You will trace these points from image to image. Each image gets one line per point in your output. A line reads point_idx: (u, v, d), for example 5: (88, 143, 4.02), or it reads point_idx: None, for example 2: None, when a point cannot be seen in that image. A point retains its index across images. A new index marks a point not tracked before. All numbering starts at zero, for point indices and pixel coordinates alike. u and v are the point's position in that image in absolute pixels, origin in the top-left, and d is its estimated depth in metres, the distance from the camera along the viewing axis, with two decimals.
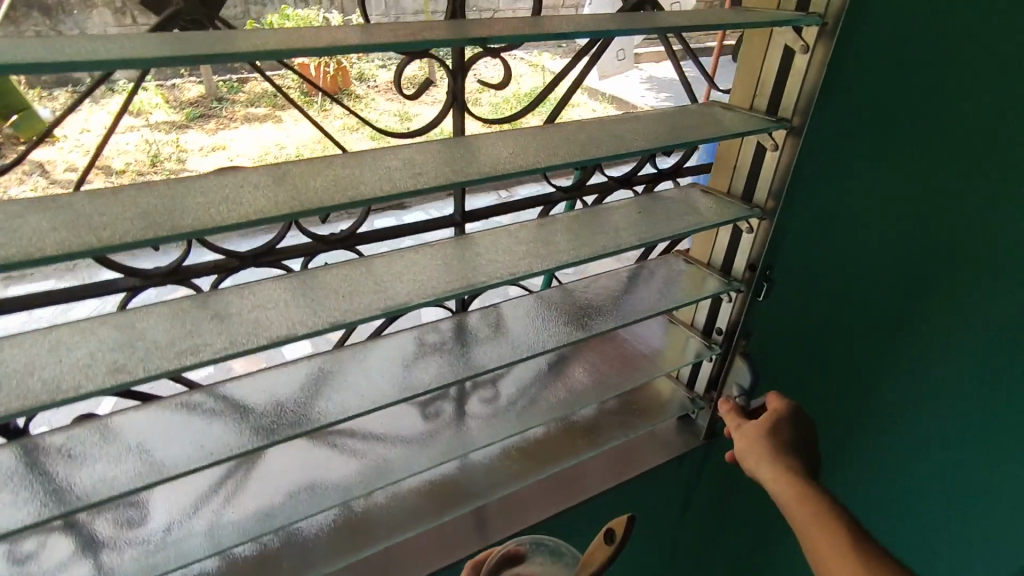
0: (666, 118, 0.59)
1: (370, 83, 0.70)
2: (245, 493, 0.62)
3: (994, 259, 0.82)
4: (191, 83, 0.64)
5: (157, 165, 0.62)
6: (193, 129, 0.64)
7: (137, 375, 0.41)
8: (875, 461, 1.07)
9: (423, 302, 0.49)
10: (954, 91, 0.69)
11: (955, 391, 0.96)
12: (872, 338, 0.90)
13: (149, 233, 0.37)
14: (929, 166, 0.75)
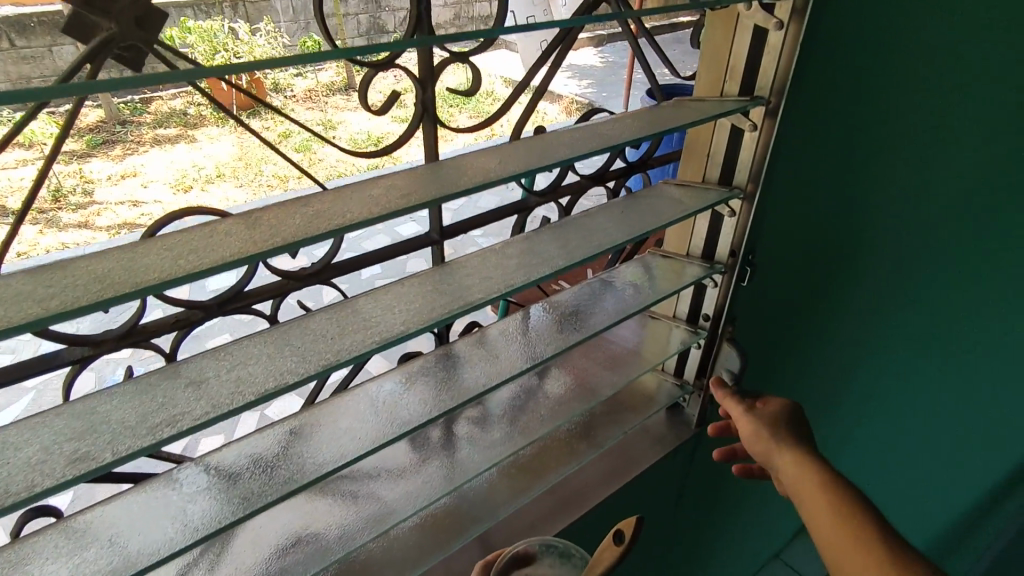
0: (646, 115, 0.60)
1: (287, 93, 0.72)
2: (234, 566, 0.55)
3: (938, 241, 0.93)
4: (91, 108, 0.57)
5: (58, 200, 0.68)
6: (97, 157, 0.60)
7: (107, 460, 0.34)
8: (882, 406, 1.16)
9: (422, 331, 0.45)
10: (936, 95, 0.76)
11: (903, 354, 1.08)
12: (879, 299, 0.96)
13: (109, 296, 0.31)
14: (907, 161, 0.81)
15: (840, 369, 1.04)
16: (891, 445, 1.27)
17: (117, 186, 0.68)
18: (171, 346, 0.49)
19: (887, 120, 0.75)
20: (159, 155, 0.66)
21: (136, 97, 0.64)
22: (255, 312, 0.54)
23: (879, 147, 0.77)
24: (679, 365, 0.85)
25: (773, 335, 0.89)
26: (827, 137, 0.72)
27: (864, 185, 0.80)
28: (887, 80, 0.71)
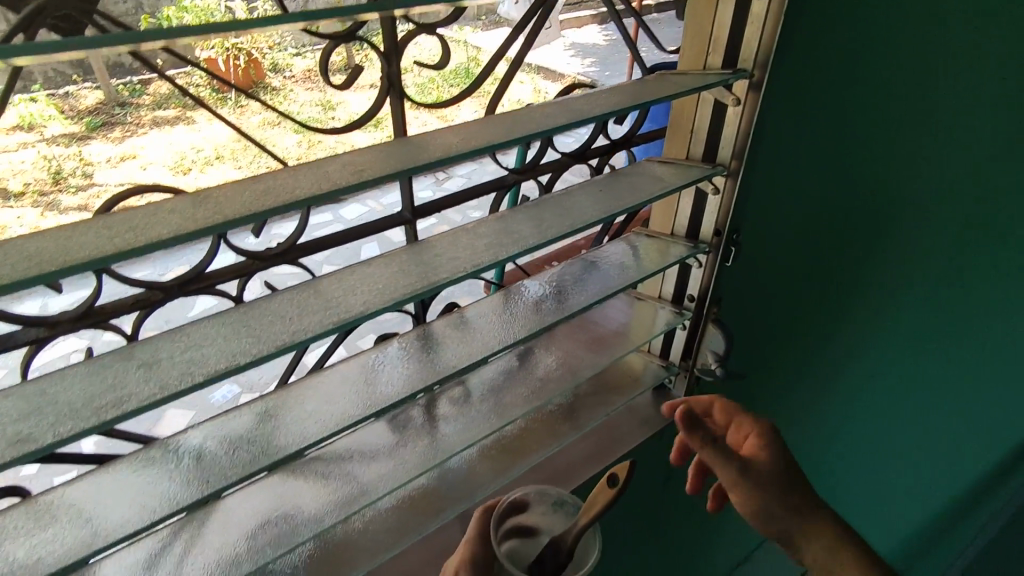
0: (625, 89, 0.58)
1: (286, 74, 0.66)
2: (205, 548, 0.55)
3: (929, 236, 0.92)
4: (88, 90, 0.61)
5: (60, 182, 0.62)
6: (96, 139, 0.62)
7: (49, 443, 0.34)
8: (876, 396, 1.15)
9: (383, 311, 0.44)
10: (929, 81, 0.75)
11: (893, 347, 1.07)
12: (874, 286, 0.95)
13: (42, 274, 0.30)
14: (896, 150, 0.80)
15: (826, 357, 1.03)
16: (883, 441, 1.25)
17: (117, 167, 0.64)
18: (132, 328, 0.48)
19: (877, 106, 0.74)
20: (158, 134, 0.63)
21: (135, 78, 0.61)
22: (220, 294, 0.53)
23: (868, 133, 0.76)
24: (665, 346, 0.84)
25: (757, 321, 0.88)
26: (813, 119, 0.70)
27: (851, 171, 0.79)
28: (877, 63, 0.70)
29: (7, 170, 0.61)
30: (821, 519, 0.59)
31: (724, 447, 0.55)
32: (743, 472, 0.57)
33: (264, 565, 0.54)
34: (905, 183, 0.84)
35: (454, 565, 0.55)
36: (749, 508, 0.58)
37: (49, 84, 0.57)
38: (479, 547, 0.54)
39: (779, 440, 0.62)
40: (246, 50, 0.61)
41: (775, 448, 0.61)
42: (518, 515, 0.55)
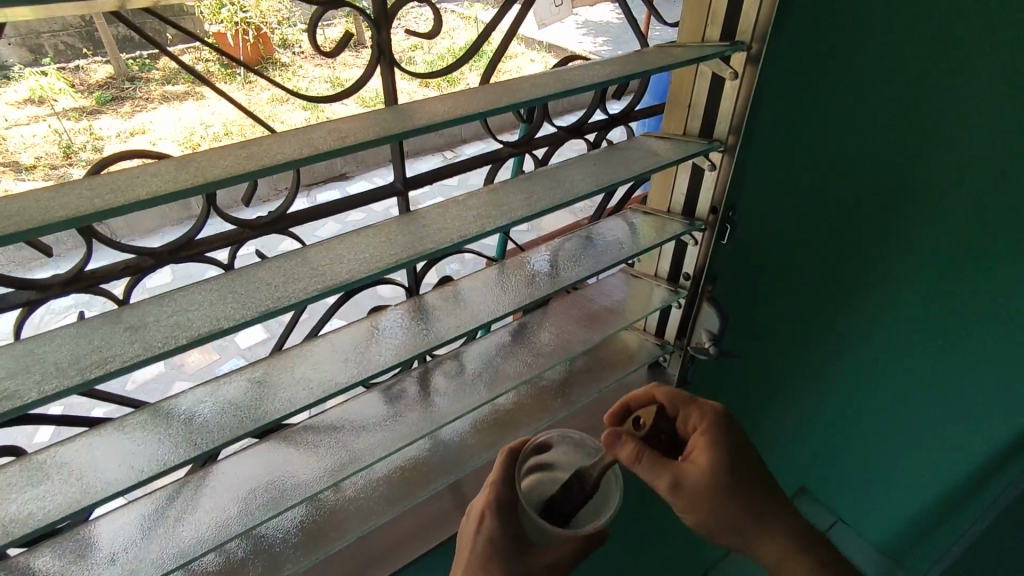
0: (618, 60, 0.57)
1: (295, 49, 0.63)
2: (197, 510, 0.56)
3: (931, 223, 0.92)
4: (99, 63, 0.56)
5: (72, 158, 0.56)
6: (106, 115, 0.57)
7: (33, 399, 0.35)
8: (870, 379, 1.16)
9: (369, 278, 0.45)
10: (930, 67, 0.74)
11: (891, 331, 1.08)
12: (866, 271, 0.96)
13: (26, 231, 0.31)
14: (897, 136, 0.80)
15: (822, 338, 1.05)
16: (875, 426, 1.26)
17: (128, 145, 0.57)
18: (123, 293, 0.49)
19: (874, 92, 0.74)
20: (168, 111, 0.60)
21: (145, 50, 0.56)
22: (212, 261, 0.53)
23: (867, 118, 0.76)
24: (660, 324, 0.84)
25: (752, 302, 0.88)
26: (811, 101, 0.70)
27: (849, 157, 0.80)
28: (878, 43, 0.69)
29: (17, 144, 0.55)
30: (758, 513, 0.63)
31: (652, 467, 0.59)
32: (675, 487, 0.61)
33: (255, 526, 0.55)
34: (898, 170, 0.84)
35: (482, 503, 0.61)
36: (688, 512, 0.63)
37: (60, 56, 0.55)
38: (505, 488, 0.60)
39: (722, 437, 0.63)
40: (256, 25, 0.59)
41: (716, 448, 0.62)
42: (541, 455, 0.62)
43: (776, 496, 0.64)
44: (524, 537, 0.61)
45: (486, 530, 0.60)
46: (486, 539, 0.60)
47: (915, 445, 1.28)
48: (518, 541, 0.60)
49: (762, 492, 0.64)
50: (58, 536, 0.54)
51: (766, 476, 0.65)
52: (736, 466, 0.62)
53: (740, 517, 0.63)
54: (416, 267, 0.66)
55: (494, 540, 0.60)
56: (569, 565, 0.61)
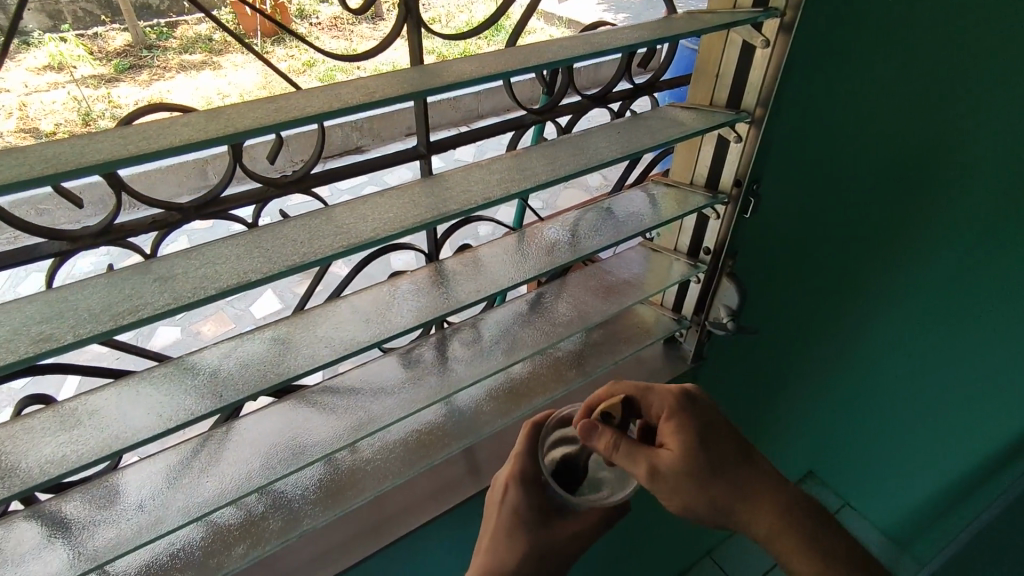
0: (647, 25, 0.56)
1: (312, 20, 0.63)
2: (218, 463, 0.57)
3: (953, 210, 0.91)
4: (116, 31, 0.57)
5: (90, 124, 0.54)
6: (125, 84, 0.57)
7: (66, 342, 0.35)
8: (882, 369, 1.16)
9: (394, 236, 0.45)
10: (959, 53, 0.73)
11: (908, 320, 1.07)
12: (880, 263, 0.96)
13: (63, 172, 0.31)
14: (920, 126, 0.79)
15: (838, 324, 1.04)
16: (886, 416, 1.27)
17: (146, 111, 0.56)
18: (150, 248, 0.50)
19: (903, 79, 0.73)
20: (185, 81, 0.57)
21: (162, 18, 0.58)
22: (237, 220, 0.54)
23: (895, 104, 0.75)
24: (678, 300, 0.84)
25: (771, 281, 0.87)
26: (841, 78, 0.68)
27: (875, 145, 0.79)
28: (914, 19, 0.67)
29: (38, 111, 0.53)
30: (745, 494, 0.60)
31: (632, 452, 0.57)
32: (652, 476, 0.58)
33: (274, 482, 0.56)
34: (916, 164, 0.84)
35: (505, 474, 0.64)
36: (672, 499, 0.60)
37: (78, 23, 0.55)
38: (527, 461, 0.62)
39: (691, 417, 0.61)
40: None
41: (686, 428, 0.60)
42: (563, 428, 0.62)
43: (761, 473, 0.62)
44: (547, 508, 0.64)
45: (510, 502, 0.63)
46: (510, 510, 0.63)
47: (924, 434, 1.28)
48: (542, 511, 0.64)
49: (744, 469, 0.61)
50: (85, 483, 0.56)
51: (746, 454, 0.62)
52: (711, 445, 0.60)
53: (725, 499, 0.60)
54: (436, 232, 0.66)
55: (519, 511, 0.63)
56: (593, 535, 0.65)
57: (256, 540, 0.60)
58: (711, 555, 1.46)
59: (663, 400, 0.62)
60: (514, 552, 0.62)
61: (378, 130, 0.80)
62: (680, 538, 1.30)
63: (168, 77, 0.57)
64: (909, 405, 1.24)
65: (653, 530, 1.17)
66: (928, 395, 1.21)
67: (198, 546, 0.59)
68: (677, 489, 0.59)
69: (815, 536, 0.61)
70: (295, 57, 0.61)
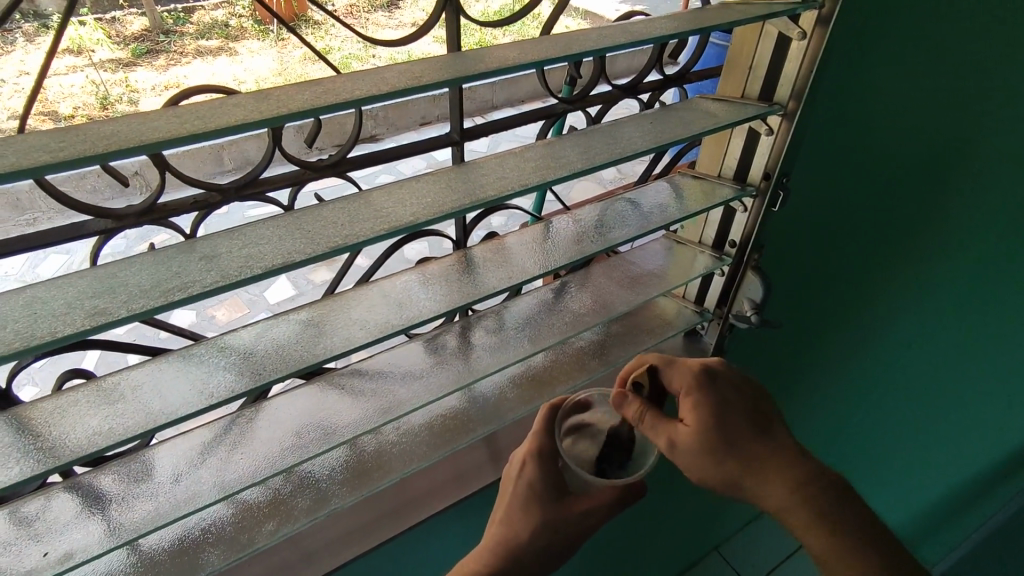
0: (683, 16, 0.56)
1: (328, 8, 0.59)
2: (249, 441, 0.58)
3: (979, 205, 0.90)
4: (134, 15, 0.54)
5: (108, 109, 0.54)
6: (142, 68, 0.55)
7: (120, 316, 0.36)
8: (901, 369, 1.15)
9: (432, 221, 0.46)
10: (992, 46, 0.71)
11: (928, 319, 1.06)
12: (903, 259, 0.95)
13: (125, 148, 0.32)
14: (953, 119, 0.78)
15: (859, 321, 1.03)
16: (903, 416, 1.26)
17: (163, 96, 0.55)
18: (190, 228, 0.51)
19: (933, 72, 0.72)
20: (202, 66, 0.57)
21: (179, 3, 0.56)
22: (273, 202, 0.54)
23: (925, 98, 0.74)
24: (700, 292, 0.84)
25: (794, 275, 0.87)
26: (873, 72, 0.68)
27: (903, 139, 0.78)
28: (953, 12, 0.66)
29: (57, 93, 0.51)
30: (765, 470, 0.59)
31: (655, 424, 0.58)
32: (671, 448, 0.59)
33: (303, 462, 0.57)
34: (946, 158, 0.82)
35: (524, 450, 0.64)
36: (692, 472, 0.61)
37: (97, 7, 0.52)
38: (546, 441, 0.63)
39: (711, 393, 0.61)
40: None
41: (705, 404, 0.60)
42: (580, 414, 0.63)
43: (783, 451, 0.61)
44: (562, 484, 0.64)
45: (527, 475, 0.63)
46: (526, 484, 0.63)
47: (941, 432, 1.28)
48: (557, 487, 0.64)
49: (765, 444, 0.60)
50: (120, 458, 0.57)
51: (769, 431, 0.61)
52: (730, 421, 0.60)
53: (744, 475, 0.59)
54: (464, 219, 0.67)
55: (534, 485, 0.63)
56: (607, 514, 0.64)
57: (285, 517, 0.61)
58: (720, 551, 1.46)
59: (683, 376, 0.62)
60: (526, 524, 0.63)
61: (392, 117, 0.73)
62: (691, 530, 1.31)
63: (186, 62, 0.56)
64: (925, 404, 1.23)
65: (665, 521, 1.18)
66: (945, 394, 1.21)
67: (228, 521, 0.60)
68: (698, 461, 0.59)
69: (833, 517, 0.60)
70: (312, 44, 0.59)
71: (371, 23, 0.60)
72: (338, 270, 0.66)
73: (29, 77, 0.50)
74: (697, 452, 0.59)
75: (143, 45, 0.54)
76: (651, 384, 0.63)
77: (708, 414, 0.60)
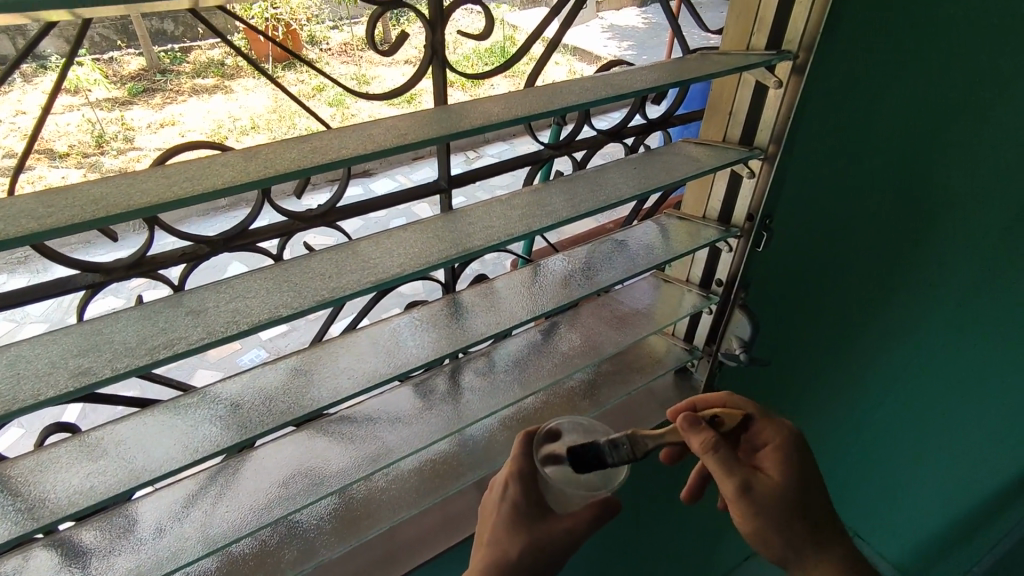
0: (662, 67, 0.58)
1: (323, 47, 0.61)
2: (235, 492, 0.58)
3: (971, 222, 0.89)
4: (132, 55, 0.56)
5: (102, 146, 0.56)
6: (139, 105, 0.57)
7: (106, 376, 0.36)
8: (893, 394, 1.14)
9: (416, 273, 0.46)
10: (992, 55, 0.72)
11: (921, 340, 1.06)
12: (895, 272, 0.93)
13: (114, 214, 0.32)
14: (958, 123, 0.78)
15: (856, 333, 1.01)
16: (893, 445, 1.26)
17: (158, 134, 0.57)
18: (178, 280, 0.51)
19: (949, 73, 0.72)
20: (197, 104, 0.58)
21: (177, 43, 0.57)
22: (262, 252, 0.55)
23: (934, 96, 0.74)
24: (689, 331, 0.84)
25: (788, 294, 0.86)
26: (879, 74, 0.68)
27: (913, 138, 0.77)
28: (925, 54, 0.69)
29: (51, 132, 0.53)
30: (819, 540, 0.60)
31: (730, 463, 0.57)
32: (744, 492, 0.58)
33: (290, 514, 0.56)
34: (947, 163, 0.82)
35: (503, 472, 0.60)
36: (747, 526, 0.60)
37: (95, 50, 0.54)
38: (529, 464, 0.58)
39: (798, 454, 0.62)
40: (285, 21, 0.57)
41: (790, 463, 0.61)
42: (551, 444, 0.60)
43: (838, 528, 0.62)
44: (543, 503, 0.59)
45: (509, 496, 0.59)
46: (509, 505, 0.58)
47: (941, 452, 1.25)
48: (540, 506, 0.59)
49: (827, 517, 0.61)
50: (104, 512, 0.56)
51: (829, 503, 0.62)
52: (809, 486, 0.61)
53: (807, 541, 0.60)
54: (454, 264, 0.67)
55: (518, 506, 0.58)
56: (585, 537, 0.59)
57: (272, 570, 0.60)
58: None
59: (777, 431, 0.63)
60: (514, 542, 0.56)
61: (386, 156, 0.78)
62: (688, 568, 1.29)
63: (179, 99, 0.57)
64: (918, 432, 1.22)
65: (662, 561, 1.16)
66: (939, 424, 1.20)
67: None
68: (767, 518, 0.59)
69: None
70: (305, 82, 0.60)
71: (362, 71, 0.62)
72: (326, 319, 0.65)
73: (25, 116, 0.53)
74: (768, 509, 0.59)
75: (144, 92, 0.57)
76: (731, 425, 0.61)
77: (789, 474, 0.61)
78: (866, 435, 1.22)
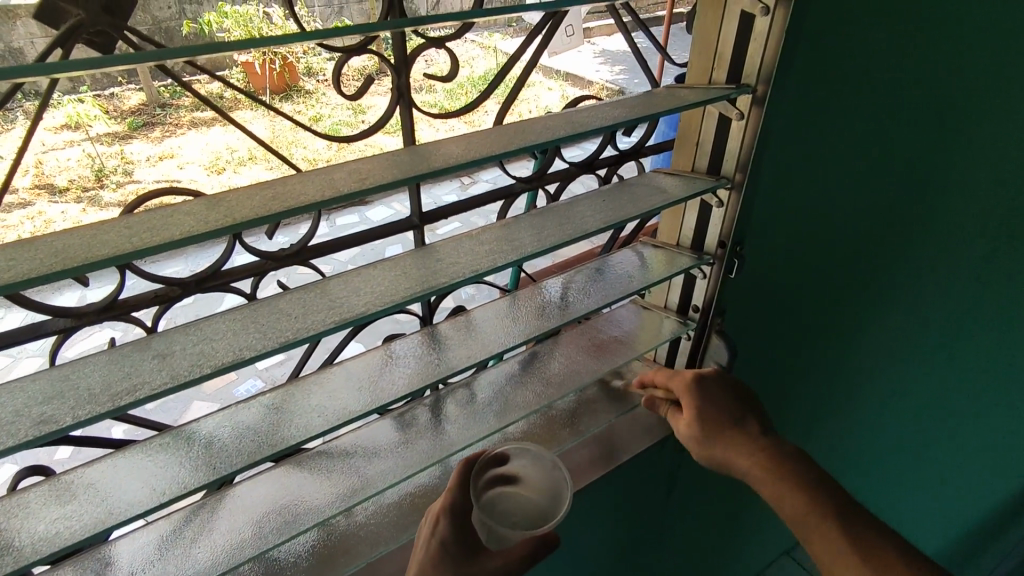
0: (627, 102, 0.59)
1: (319, 77, 0.65)
2: (210, 532, 0.57)
3: (966, 225, 0.90)
4: (132, 90, 0.59)
5: (102, 180, 0.60)
6: (138, 139, 0.60)
7: (68, 422, 0.37)
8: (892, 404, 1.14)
9: (383, 311, 0.47)
10: (979, 62, 0.73)
11: (919, 347, 1.05)
12: (891, 280, 0.93)
13: (73, 266, 0.33)
14: (953, 124, 0.78)
15: (854, 341, 1.00)
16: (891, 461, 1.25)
17: (157, 166, 0.60)
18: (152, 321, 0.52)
19: (941, 75, 0.73)
20: (196, 136, 0.61)
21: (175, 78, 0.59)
22: (237, 290, 0.56)
23: (929, 95, 0.74)
24: (671, 356, 0.85)
25: (774, 305, 0.87)
26: (847, 94, 0.69)
27: (903, 142, 0.77)
28: (889, 81, 0.70)
29: (53, 167, 0.57)
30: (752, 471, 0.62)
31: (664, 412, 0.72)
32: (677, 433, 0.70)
33: (264, 551, 0.56)
34: (940, 167, 0.82)
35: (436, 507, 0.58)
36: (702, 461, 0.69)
37: (97, 85, 0.59)
38: (462, 493, 0.57)
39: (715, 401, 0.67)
40: (282, 55, 0.61)
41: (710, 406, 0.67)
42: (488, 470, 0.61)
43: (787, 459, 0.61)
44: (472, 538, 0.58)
45: (440, 532, 0.57)
46: (438, 541, 0.56)
47: (943, 454, 1.25)
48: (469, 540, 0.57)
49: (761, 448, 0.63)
50: (79, 555, 0.56)
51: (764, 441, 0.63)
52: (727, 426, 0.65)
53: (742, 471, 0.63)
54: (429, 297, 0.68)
55: (447, 544, 0.56)
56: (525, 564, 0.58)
57: None
58: None
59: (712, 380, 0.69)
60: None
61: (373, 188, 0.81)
62: None
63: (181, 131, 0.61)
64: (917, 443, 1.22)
65: None
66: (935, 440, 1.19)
67: None
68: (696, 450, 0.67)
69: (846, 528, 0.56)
70: (301, 112, 0.62)
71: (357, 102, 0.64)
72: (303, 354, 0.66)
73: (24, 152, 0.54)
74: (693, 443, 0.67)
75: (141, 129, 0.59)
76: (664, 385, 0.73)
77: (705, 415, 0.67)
78: (862, 448, 1.22)
